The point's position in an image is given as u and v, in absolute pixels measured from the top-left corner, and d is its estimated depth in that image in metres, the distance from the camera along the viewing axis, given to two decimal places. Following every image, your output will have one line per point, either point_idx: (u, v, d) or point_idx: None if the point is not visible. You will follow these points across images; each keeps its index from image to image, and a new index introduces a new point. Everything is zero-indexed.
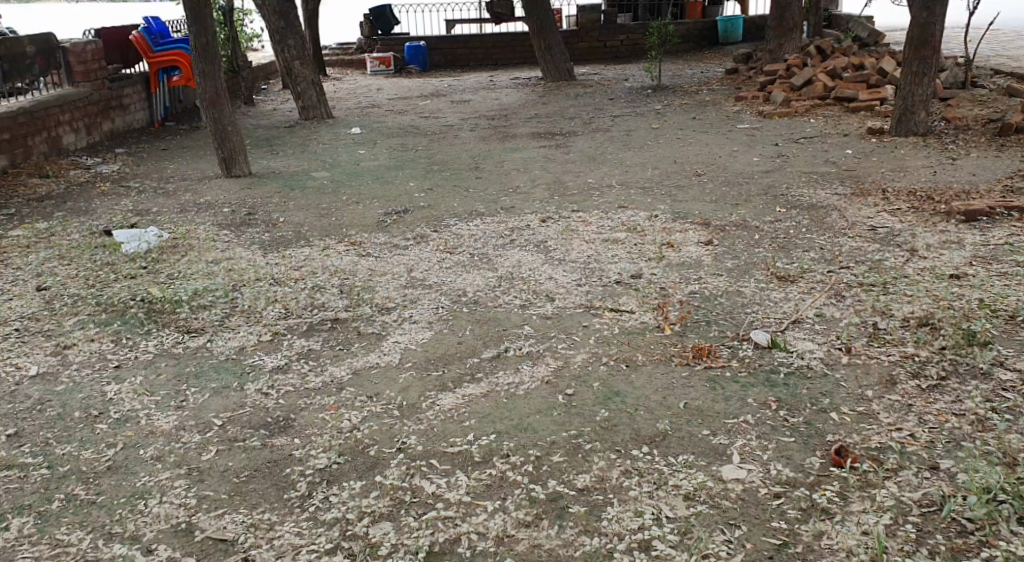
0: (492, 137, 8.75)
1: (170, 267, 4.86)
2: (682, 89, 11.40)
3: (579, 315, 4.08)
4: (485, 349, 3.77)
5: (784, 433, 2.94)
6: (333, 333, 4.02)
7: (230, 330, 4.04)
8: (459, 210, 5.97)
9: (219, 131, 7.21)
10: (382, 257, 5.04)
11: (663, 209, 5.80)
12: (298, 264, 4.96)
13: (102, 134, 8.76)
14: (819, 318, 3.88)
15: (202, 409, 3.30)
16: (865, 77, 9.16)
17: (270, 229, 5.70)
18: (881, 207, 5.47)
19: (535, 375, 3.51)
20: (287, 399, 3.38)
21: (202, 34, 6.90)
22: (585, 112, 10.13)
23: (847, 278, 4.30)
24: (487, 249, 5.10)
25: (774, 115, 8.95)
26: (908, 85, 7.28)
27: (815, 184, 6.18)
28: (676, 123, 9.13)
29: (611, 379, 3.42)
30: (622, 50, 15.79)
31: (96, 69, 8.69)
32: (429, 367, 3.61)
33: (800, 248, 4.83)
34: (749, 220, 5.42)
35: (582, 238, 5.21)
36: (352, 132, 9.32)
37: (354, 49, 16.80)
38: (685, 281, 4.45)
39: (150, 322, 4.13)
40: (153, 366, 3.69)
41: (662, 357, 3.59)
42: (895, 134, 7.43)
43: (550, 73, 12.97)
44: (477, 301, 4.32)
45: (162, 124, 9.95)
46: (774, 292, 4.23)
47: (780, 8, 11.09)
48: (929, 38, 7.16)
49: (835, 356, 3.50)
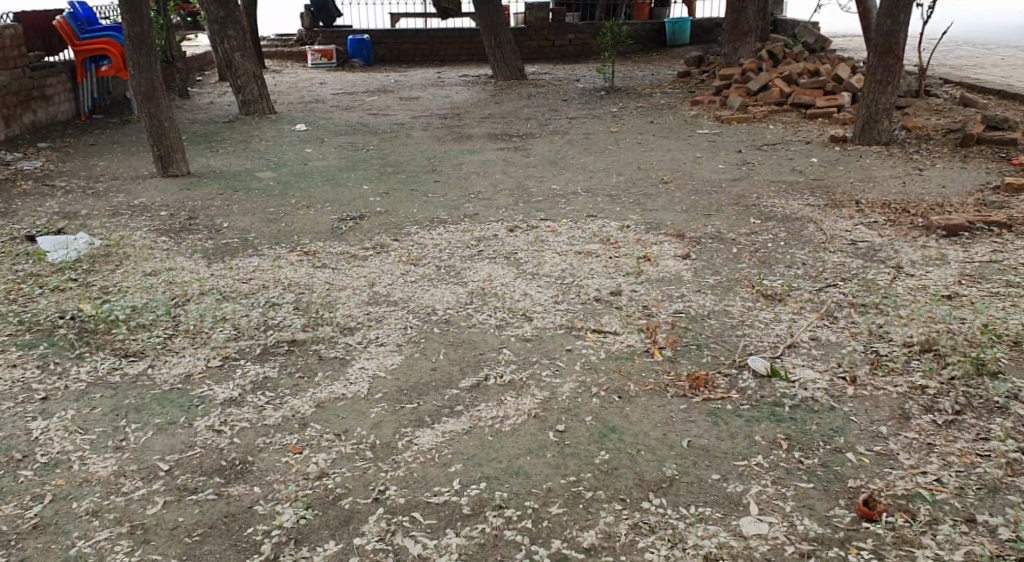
0: (447, 137, 8.40)
1: (103, 279, 4.39)
2: (636, 91, 11.24)
3: (560, 337, 3.79)
4: (463, 378, 3.45)
5: (801, 478, 2.75)
6: (291, 357, 3.64)
7: (174, 355, 3.61)
8: (419, 216, 5.63)
9: (155, 127, 6.68)
10: (340, 269, 4.66)
11: (634, 219, 5.55)
12: (247, 275, 4.55)
13: (22, 127, 8.10)
14: (815, 341, 3.66)
15: (146, 451, 2.89)
16: (822, 83, 9.06)
17: (214, 236, 5.24)
18: (857, 219, 5.32)
19: (520, 408, 3.20)
20: (244, 437, 3.00)
21: (137, 23, 6.36)
22: (539, 113, 9.86)
23: (837, 297, 4.11)
24: (454, 261, 4.77)
25: (732, 120, 8.81)
26: (872, 94, 7.21)
27: (786, 194, 6.01)
28: (634, 126, 8.91)
29: (605, 413, 3.14)
30: (571, 49, 15.59)
31: (16, 56, 8.03)
32: (403, 400, 3.28)
33: (783, 263, 4.63)
34: (724, 232, 5.21)
35: (553, 250, 4.92)
36: (297, 128, 8.85)
37: (293, 41, 16.18)
38: (669, 298, 4.20)
39: (82, 344, 3.67)
40: (86, 397, 3.24)
41: (656, 387, 3.32)
42: (858, 142, 7.35)
43: (500, 72, 12.66)
44: (449, 320, 3.99)
45: (88, 115, 9.26)
46: (763, 311, 4.00)
47: (735, 12, 10.98)
48: (893, 46, 7.07)
49: (840, 386, 3.28)
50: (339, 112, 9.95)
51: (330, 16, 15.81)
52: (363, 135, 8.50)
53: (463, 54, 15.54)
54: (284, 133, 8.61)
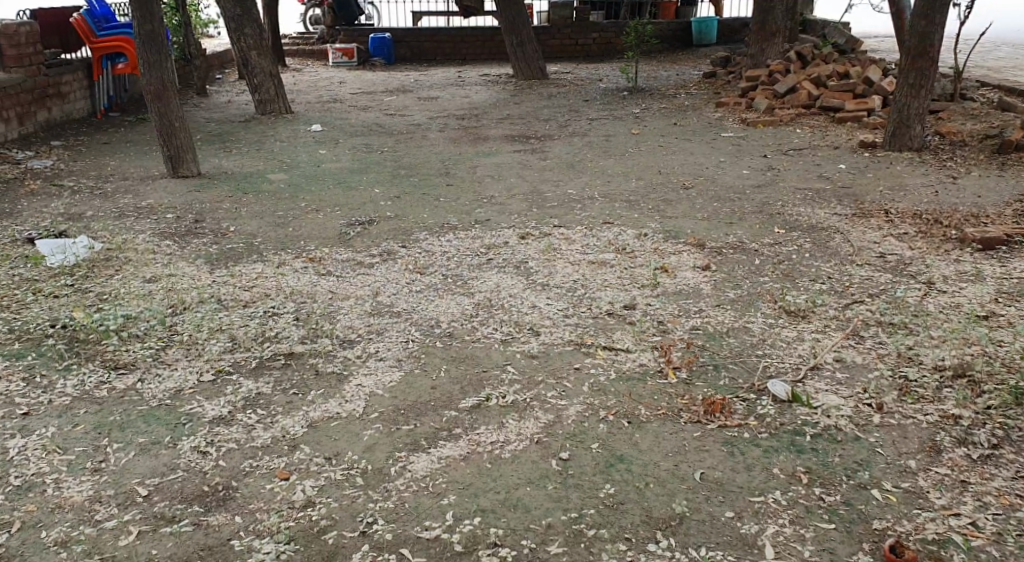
0: (463, 138, 8.24)
1: (100, 285, 4.27)
2: (659, 92, 11.01)
3: (569, 354, 3.60)
4: (464, 397, 3.27)
5: (821, 518, 2.54)
6: (286, 372, 3.47)
7: (165, 368, 3.46)
8: (430, 222, 5.46)
9: (165, 127, 6.57)
10: (344, 277, 4.51)
11: (652, 227, 5.34)
12: (249, 282, 4.41)
13: (36, 125, 8.04)
14: (840, 363, 3.44)
15: (125, 473, 2.74)
16: (851, 85, 8.77)
17: (219, 240, 5.11)
18: (886, 230, 5.07)
19: (523, 432, 3.02)
20: (230, 459, 2.84)
21: (147, 21, 6.24)
22: (559, 114, 9.65)
23: (865, 315, 3.88)
24: (462, 270, 4.60)
25: (758, 123, 8.56)
26: (904, 97, 6.93)
27: (812, 202, 5.77)
28: (656, 128, 8.68)
29: (612, 440, 2.95)
30: (594, 49, 15.37)
31: (31, 53, 7.97)
32: (399, 420, 3.10)
33: (807, 276, 4.40)
34: (746, 242, 4.99)
35: (566, 260, 4.73)
36: (312, 129, 8.72)
37: (314, 39, 16.10)
38: (685, 314, 4.00)
39: (71, 355, 3.55)
40: (69, 413, 3.11)
41: (668, 412, 3.12)
42: (888, 148, 7.08)
43: (521, 72, 12.47)
44: (453, 334, 3.81)
45: (104, 113, 9.20)
46: (786, 330, 3.78)
47: (763, 12, 10.71)
48: (928, 47, 6.79)
49: (865, 414, 3.05)
50: (356, 113, 9.81)
51: (351, 14, 15.71)
52: (378, 136, 8.35)
53: (484, 53, 15.36)
54: (298, 134, 8.48)
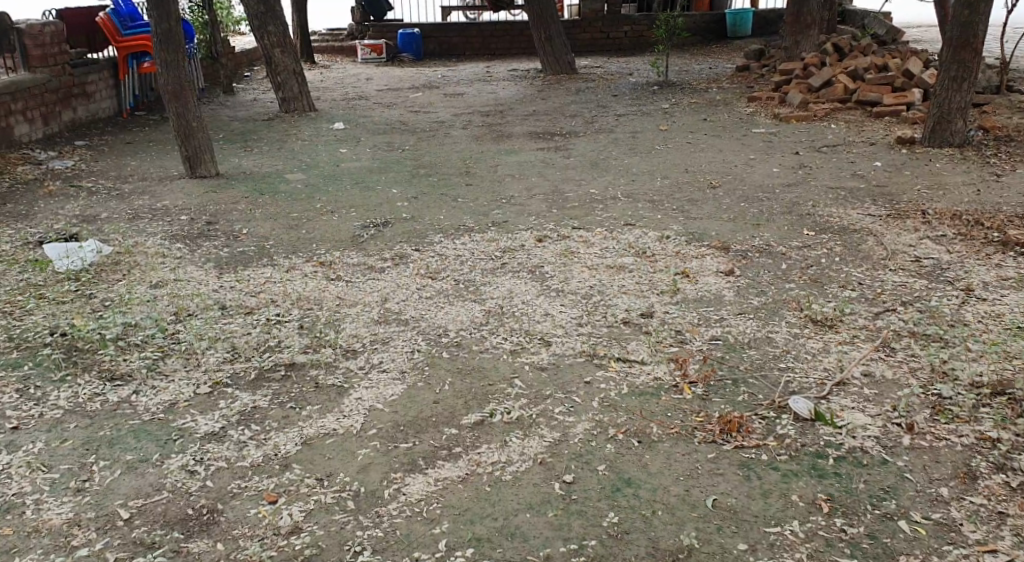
0: (487, 136, 8.08)
1: (105, 291, 4.20)
2: (690, 87, 10.75)
3: (580, 366, 3.43)
4: (468, 413, 3.12)
5: (842, 553, 2.34)
6: (285, 384, 3.35)
7: (161, 379, 3.37)
8: (446, 224, 5.32)
9: (183, 127, 6.51)
10: (353, 282, 4.38)
11: (675, 228, 5.13)
12: (256, 287, 4.30)
13: (61, 124, 8.06)
14: (868, 379, 3.22)
15: (108, 494, 2.68)
16: (890, 78, 8.44)
17: (231, 242, 5.02)
18: (923, 232, 4.81)
19: (526, 451, 2.85)
20: (217, 480, 2.74)
21: (164, 20, 6.17)
22: (586, 110, 9.45)
23: (897, 325, 3.65)
24: (475, 275, 4.45)
25: (791, 118, 8.28)
26: (945, 91, 6.62)
27: (845, 202, 5.51)
28: (685, 125, 8.44)
29: (620, 462, 2.77)
30: (626, 42, 15.10)
31: (56, 53, 7.98)
32: (397, 437, 2.96)
33: (836, 283, 4.18)
34: (773, 245, 4.77)
35: (583, 264, 4.55)
36: (335, 127, 8.63)
37: (344, 35, 16.05)
38: (705, 322, 3.80)
39: (67, 365, 3.49)
40: (58, 428, 3.06)
41: (681, 431, 2.93)
42: (927, 145, 6.77)
43: (550, 67, 12.26)
44: (461, 344, 3.66)
45: (130, 112, 9.21)
46: (811, 341, 3.56)
47: (798, 3, 10.37)
48: (971, 39, 6.46)
49: (894, 433, 2.83)
50: (380, 110, 9.71)
51: (381, 9, 15.62)
52: (401, 134, 8.23)
53: (514, 48, 15.18)
54: (320, 132, 8.39)
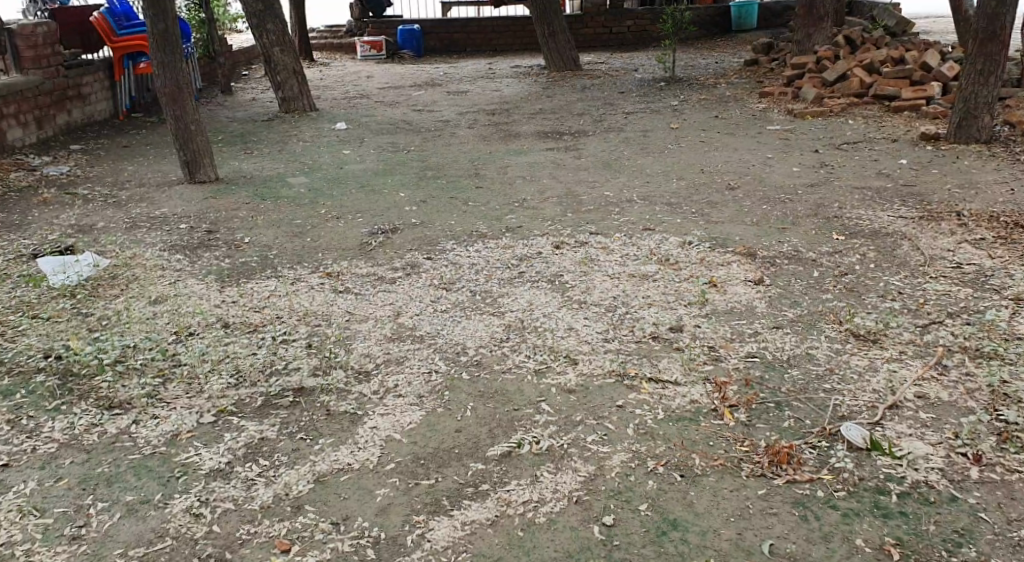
0: (493, 135, 7.84)
1: (101, 309, 3.96)
2: (698, 82, 10.50)
3: (610, 388, 3.19)
4: (493, 443, 2.89)
5: None
6: (295, 412, 3.12)
7: (162, 408, 3.14)
8: (457, 230, 5.09)
9: (181, 131, 6.26)
10: (362, 295, 4.15)
11: (697, 233, 4.89)
12: (260, 302, 4.06)
13: (55, 128, 7.81)
14: (923, 401, 2.99)
15: (109, 544, 2.49)
16: (908, 72, 8.20)
17: (232, 253, 4.78)
18: (960, 236, 4.58)
19: (559, 488, 2.65)
20: (225, 526, 2.55)
21: (160, 20, 5.91)
22: (594, 107, 9.21)
23: (946, 339, 3.42)
24: (491, 285, 4.21)
25: (806, 114, 8.04)
26: (972, 85, 6.38)
27: (873, 203, 5.28)
28: (697, 122, 8.19)
29: (664, 500, 2.56)
30: (629, 35, 14.85)
31: (49, 54, 7.72)
32: (417, 474, 2.75)
33: (874, 292, 3.95)
34: (802, 251, 4.54)
35: (604, 273, 4.32)
36: (337, 127, 8.39)
37: (342, 31, 15.76)
38: (739, 337, 3.56)
39: (62, 393, 3.26)
40: (52, 465, 2.84)
41: (727, 463, 2.71)
42: (952, 141, 6.54)
43: (554, 63, 12.00)
44: (480, 364, 3.43)
45: (127, 114, 8.96)
46: (856, 357, 3.32)
47: None
48: (998, 31, 6.21)
49: (960, 466, 2.63)
50: (383, 108, 9.47)
51: (379, 5, 15.34)
52: (405, 134, 8.00)
53: (516, 43, 14.91)
54: (322, 133, 8.15)
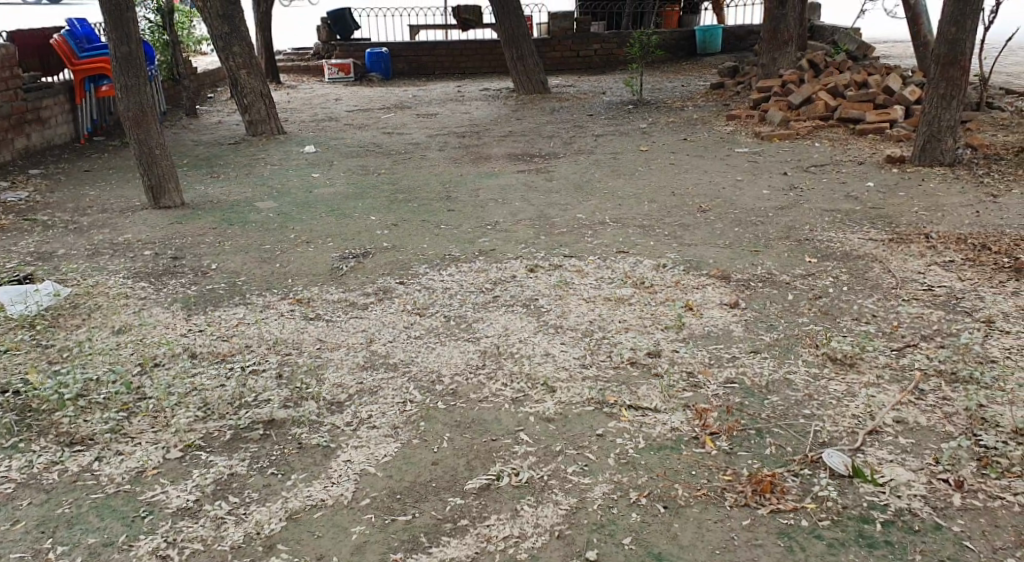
0: (464, 158, 7.81)
1: (61, 341, 3.82)
2: (666, 105, 10.58)
3: (590, 417, 3.14)
4: (472, 477, 2.82)
5: None
6: (265, 446, 3.02)
7: (127, 443, 3.02)
8: (429, 254, 5.02)
9: (145, 156, 6.14)
10: (334, 322, 4.06)
11: (671, 256, 4.88)
12: (228, 331, 3.95)
13: (13, 151, 7.62)
14: (902, 426, 2.98)
15: None
16: (871, 96, 8.33)
17: (199, 280, 4.66)
18: (930, 258, 4.63)
19: (541, 523, 2.59)
20: None
21: (123, 43, 5.80)
22: (563, 130, 9.23)
23: (921, 362, 3.43)
24: (465, 311, 4.15)
25: (773, 136, 8.11)
26: (935, 109, 6.48)
27: (842, 225, 5.32)
28: (666, 145, 8.24)
29: (648, 533, 2.52)
30: (597, 59, 14.97)
31: (7, 77, 7.56)
32: (394, 510, 2.66)
33: (850, 315, 3.95)
34: (775, 274, 4.54)
35: (579, 297, 4.28)
36: (305, 150, 8.30)
37: (310, 55, 15.72)
38: (718, 362, 3.53)
39: (20, 430, 3.12)
40: (9, 506, 2.71)
41: (709, 494, 2.67)
42: (917, 164, 6.62)
43: (522, 86, 12.03)
44: (456, 393, 3.35)
45: (88, 137, 8.78)
46: (835, 382, 3.30)
47: (775, 18, 10.25)
48: (959, 56, 6.33)
49: (943, 493, 2.63)
50: (352, 131, 9.39)
51: (347, 28, 15.35)
52: (375, 157, 7.93)
53: (484, 66, 14.95)
54: (290, 156, 8.05)
